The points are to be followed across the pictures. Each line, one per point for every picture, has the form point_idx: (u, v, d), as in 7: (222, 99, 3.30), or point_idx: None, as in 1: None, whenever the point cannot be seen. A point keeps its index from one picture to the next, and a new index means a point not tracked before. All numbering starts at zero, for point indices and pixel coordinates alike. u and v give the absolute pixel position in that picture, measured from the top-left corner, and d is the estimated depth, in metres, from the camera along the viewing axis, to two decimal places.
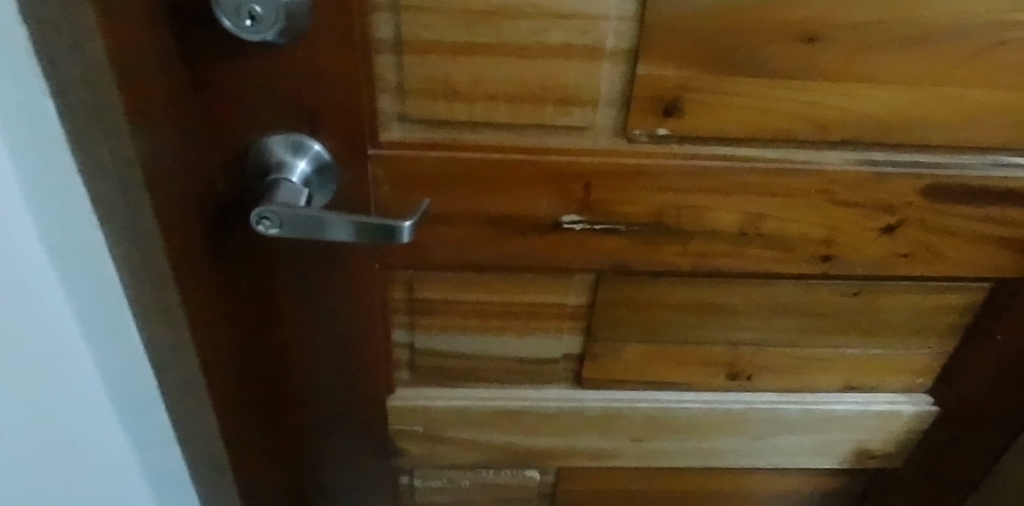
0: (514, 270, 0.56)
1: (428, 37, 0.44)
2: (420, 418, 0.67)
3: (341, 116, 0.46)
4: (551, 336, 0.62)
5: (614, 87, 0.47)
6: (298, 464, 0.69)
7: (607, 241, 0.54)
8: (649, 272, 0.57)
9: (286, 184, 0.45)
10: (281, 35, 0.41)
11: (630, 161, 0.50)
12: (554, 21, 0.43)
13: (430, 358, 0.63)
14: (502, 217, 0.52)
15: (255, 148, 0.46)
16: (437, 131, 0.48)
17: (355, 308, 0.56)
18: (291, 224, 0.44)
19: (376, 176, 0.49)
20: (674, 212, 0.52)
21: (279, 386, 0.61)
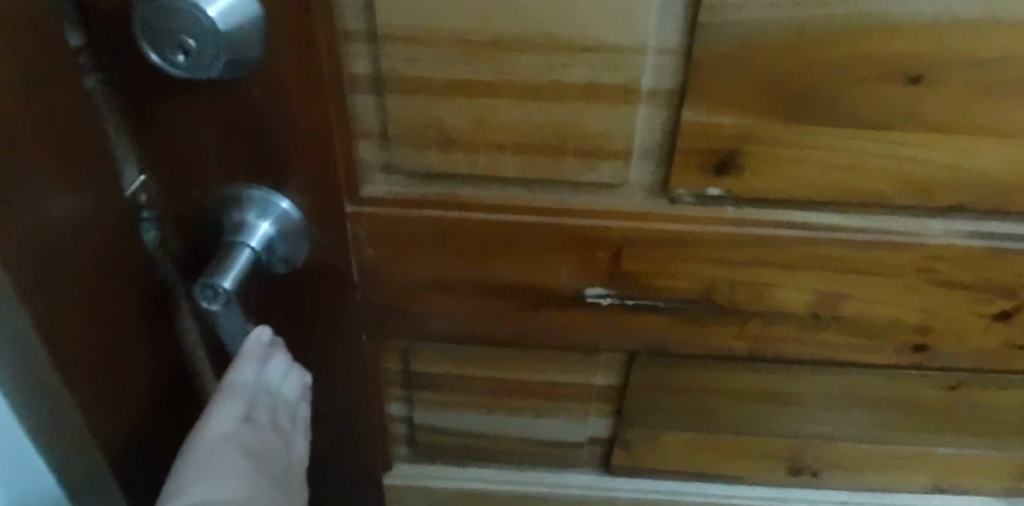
0: (527, 346, 0.47)
1: (416, 74, 0.35)
2: (423, 501, 0.58)
3: (312, 169, 0.37)
4: (574, 419, 0.52)
5: (653, 135, 0.38)
6: None
7: (642, 318, 0.44)
8: (693, 352, 0.47)
9: (235, 250, 0.37)
10: (227, 72, 0.32)
11: (671, 225, 0.40)
12: (575, 54, 0.34)
13: (431, 435, 0.54)
14: (512, 288, 0.43)
15: (211, 198, 0.38)
16: (432, 186, 0.40)
17: (339, 384, 0.48)
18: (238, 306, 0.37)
19: (358, 237, 0.41)
20: (726, 286, 0.43)
21: None
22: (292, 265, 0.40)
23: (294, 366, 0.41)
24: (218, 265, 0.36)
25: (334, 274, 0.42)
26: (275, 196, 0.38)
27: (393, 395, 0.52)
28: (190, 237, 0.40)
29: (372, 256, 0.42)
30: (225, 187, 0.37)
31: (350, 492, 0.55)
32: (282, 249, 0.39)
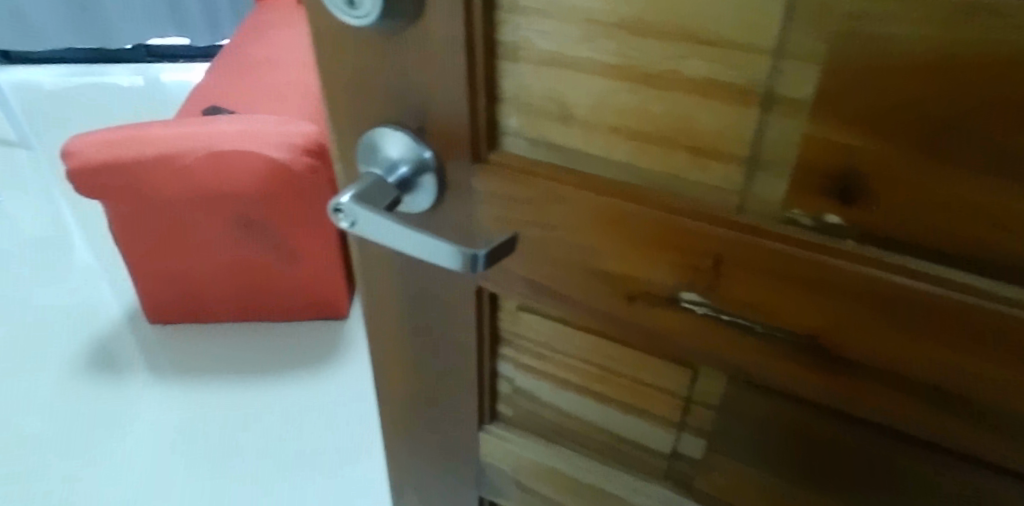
0: (621, 339, 0.47)
1: (545, 49, 0.37)
2: (507, 459, 0.61)
3: (445, 120, 0.41)
4: (661, 423, 0.52)
5: (776, 147, 0.36)
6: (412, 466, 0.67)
7: (740, 340, 0.43)
8: (788, 390, 0.44)
9: (378, 181, 0.42)
10: (386, 20, 0.37)
11: (783, 248, 0.38)
12: (698, 47, 0.34)
13: (527, 400, 0.57)
14: (611, 276, 0.44)
15: (372, 134, 0.43)
16: (552, 158, 0.42)
17: (453, 328, 0.52)
18: (364, 221, 0.40)
19: (478, 194, 0.44)
20: (832, 327, 0.40)
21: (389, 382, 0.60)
22: (417, 211, 0.46)
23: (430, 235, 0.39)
24: (365, 189, 0.41)
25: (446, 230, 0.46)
26: (419, 145, 0.42)
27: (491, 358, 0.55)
28: (348, 164, 0.48)
29: (487, 214, 0.44)
30: (379, 127, 0.43)
31: (448, 428, 0.61)
32: (413, 194, 0.44)
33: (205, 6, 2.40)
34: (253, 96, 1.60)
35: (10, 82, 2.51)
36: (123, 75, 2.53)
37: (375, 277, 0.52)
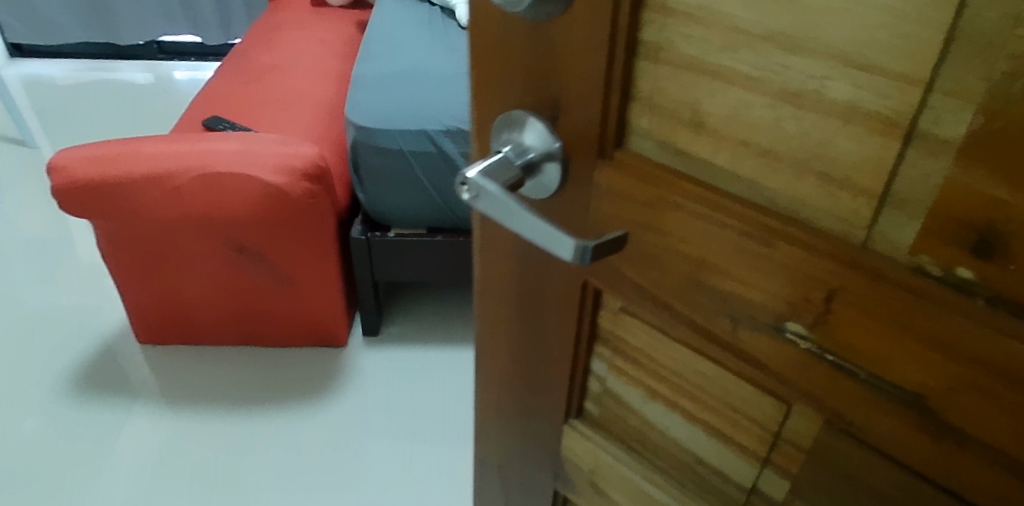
0: (715, 358, 0.47)
1: (689, 53, 0.37)
2: (588, 457, 0.64)
3: (576, 111, 0.42)
4: (744, 450, 0.52)
5: (916, 186, 0.34)
6: (497, 446, 0.73)
7: (842, 382, 0.42)
8: (886, 448, 0.42)
9: (503, 160, 0.44)
10: (533, 8, 0.39)
11: (903, 294, 0.36)
12: (848, 69, 0.33)
13: (612, 401, 0.60)
14: (716, 294, 0.43)
15: (507, 115, 0.46)
16: (675, 163, 0.42)
17: (555, 318, 0.55)
18: (484, 199, 0.42)
19: (599, 193, 0.45)
20: (946, 388, 0.37)
21: (493, 360, 0.65)
22: (534, 198, 0.48)
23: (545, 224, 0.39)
24: (492, 166, 0.43)
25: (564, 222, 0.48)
26: (546, 135, 0.44)
27: (587, 354, 0.57)
28: (481, 143, 0.50)
29: (605, 213, 0.45)
30: (515, 109, 0.45)
31: (536, 413, 0.65)
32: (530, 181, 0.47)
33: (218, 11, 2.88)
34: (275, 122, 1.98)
35: (27, 78, 2.93)
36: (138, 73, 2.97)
37: (491, 257, 0.56)
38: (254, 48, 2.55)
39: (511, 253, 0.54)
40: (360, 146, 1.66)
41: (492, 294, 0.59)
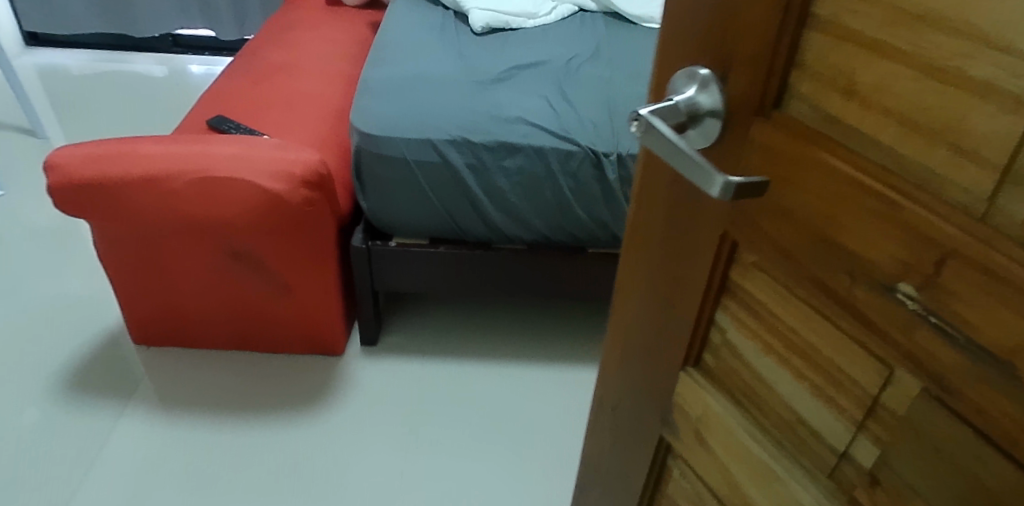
0: (849, 306, 0.82)
1: (852, 26, 0.73)
2: (698, 403, 1.16)
3: (775, 68, 0.81)
4: (859, 369, 0.86)
5: (1003, 145, 0.63)
6: (643, 376, 1.29)
7: (934, 334, 0.72)
8: (956, 363, 0.71)
9: (677, 106, 0.89)
10: None
11: (964, 254, 0.67)
12: (975, 43, 0.63)
13: (726, 333, 1.07)
14: (847, 248, 0.79)
15: (695, 76, 0.89)
16: (835, 122, 0.78)
17: (700, 255, 1.02)
18: (647, 134, 0.85)
19: (756, 142, 0.85)
20: (994, 328, 0.67)
21: (649, 297, 1.19)
22: (699, 142, 0.91)
23: (707, 167, 0.76)
24: (664, 109, 0.87)
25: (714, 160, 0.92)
26: (722, 101, 0.88)
27: (716, 304, 1.06)
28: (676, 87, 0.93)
29: (755, 164, 0.86)
30: (705, 73, 0.88)
31: (665, 355, 1.20)
32: (698, 127, 0.91)
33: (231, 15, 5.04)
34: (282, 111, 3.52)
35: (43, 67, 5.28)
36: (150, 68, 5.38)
37: (654, 226, 1.10)
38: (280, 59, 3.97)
39: (686, 250, 1.05)
40: (365, 150, 2.97)
41: (653, 262, 1.14)
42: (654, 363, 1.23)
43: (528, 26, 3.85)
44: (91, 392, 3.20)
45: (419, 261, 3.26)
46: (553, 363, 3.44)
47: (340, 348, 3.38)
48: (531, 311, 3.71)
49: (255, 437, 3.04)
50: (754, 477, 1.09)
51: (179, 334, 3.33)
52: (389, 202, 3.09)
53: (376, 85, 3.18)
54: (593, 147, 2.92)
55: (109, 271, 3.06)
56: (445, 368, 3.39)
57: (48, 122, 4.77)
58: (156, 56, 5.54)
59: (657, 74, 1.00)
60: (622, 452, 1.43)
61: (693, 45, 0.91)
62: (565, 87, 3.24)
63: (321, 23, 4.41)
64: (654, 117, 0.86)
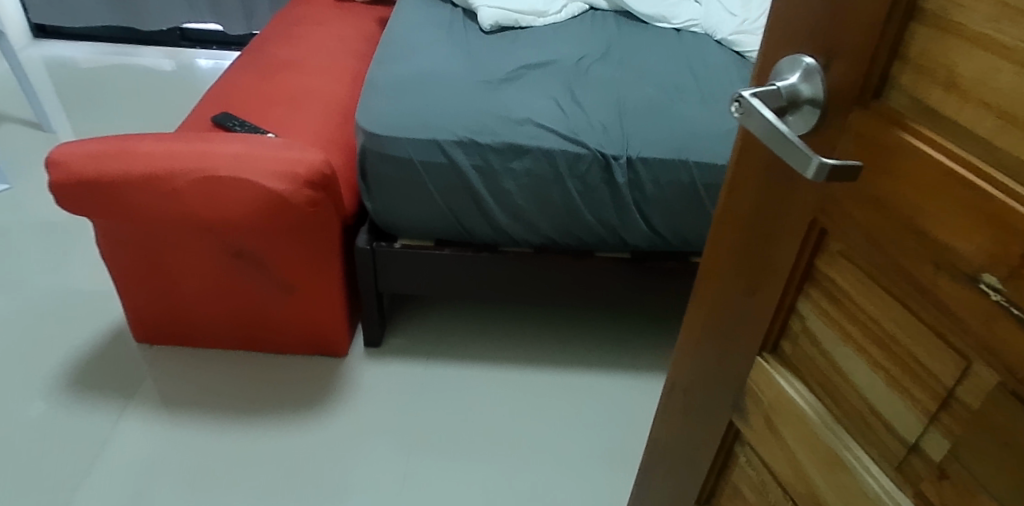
0: (927, 293, 0.90)
1: (957, 20, 0.81)
2: (769, 387, 1.25)
3: (873, 58, 0.88)
4: (931, 352, 0.94)
5: None
6: (717, 353, 1.40)
7: (1009, 322, 0.80)
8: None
9: (780, 91, 0.97)
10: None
11: None
12: None
13: (803, 318, 1.16)
14: (932, 239, 0.87)
15: (801, 62, 0.97)
16: (931, 114, 0.85)
17: (785, 242, 1.12)
18: (748, 115, 0.94)
19: (849, 129, 0.92)
20: None
21: (732, 277, 1.29)
22: (800, 127, 0.98)
23: (805, 150, 0.84)
24: (768, 92, 0.95)
25: (812, 146, 0.98)
26: (823, 89, 0.95)
27: (796, 291, 1.15)
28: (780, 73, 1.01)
29: (850, 151, 0.93)
30: (809, 60, 0.96)
31: (741, 338, 1.30)
32: (798, 112, 0.98)
33: (243, 14, 5.09)
34: (294, 106, 3.53)
35: (51, 60, 5.28)
36: (159, 61, 5.37)
37: (744, 210, 1.21)
38: (290, 55, 3.96)
39: (772, 238, 1.14)
40: (370, 150, 2.96)
41: (739, 244, 1.25)
42: (730, 346, 1.34)
43: (536, 25, 3.86)
44: (93, 396, 3.15)
45: (424, 263, 3.24)
46: (560, 367, 3.43)
47: (343, 350, 3.37)
48: (537, 314, 3.70)
49: (257, 436, 3.03)
50: (818, 466, 1.16)
51: (181, 334, 3.32)
52: (394, 204, 3.07)
53: (386, 81, 3.17)
54: (602, 149, 2.93)
55: (110, 269, 3.06)
56: (452, 372, 3.38)
57: (52, 117, 4.75)
58: (163, 50, 5.52)
59: (761, 64, 1.10)
60: (692, 428, 1.56)
61: (795, 35, 1.00)
62: (574, 88, 3.25)
63: (329, 19, 4.41)
64: (756, 100, 0.95)
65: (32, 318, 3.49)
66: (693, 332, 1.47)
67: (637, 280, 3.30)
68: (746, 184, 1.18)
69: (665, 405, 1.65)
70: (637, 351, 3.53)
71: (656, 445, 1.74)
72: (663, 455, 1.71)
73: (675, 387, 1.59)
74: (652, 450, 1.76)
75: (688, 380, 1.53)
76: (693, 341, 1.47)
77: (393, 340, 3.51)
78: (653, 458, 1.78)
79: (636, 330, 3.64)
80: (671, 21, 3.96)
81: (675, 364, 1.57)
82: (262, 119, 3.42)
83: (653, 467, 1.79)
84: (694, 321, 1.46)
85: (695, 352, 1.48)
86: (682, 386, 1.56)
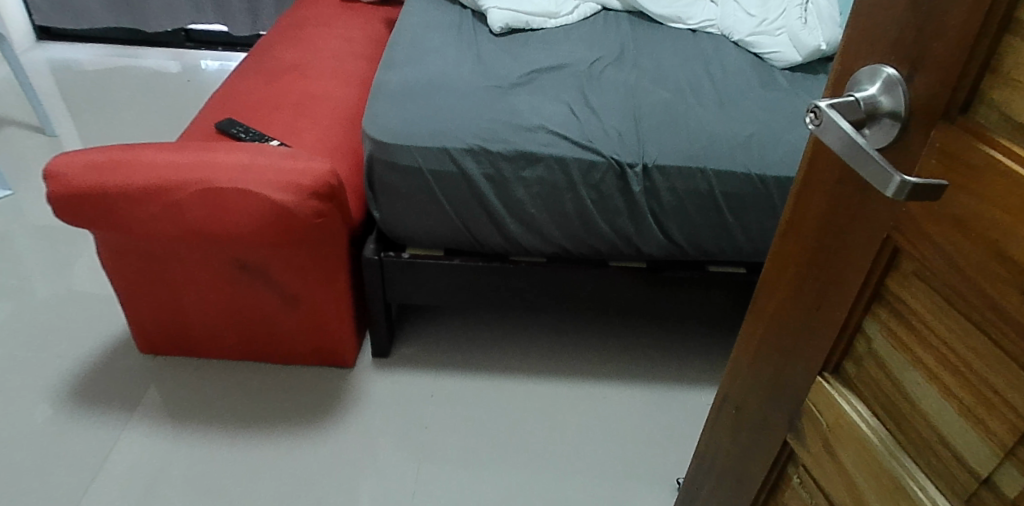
0: (999, 309, 1.02)
1: None
2: (836, 399, 1.41)
3: (963, 72, 0.97)
4: (1001, 362, 1.06)
5: None
6: (785, 362, 1.56)
7: None
8: None
9: (858, 103, 1.07)
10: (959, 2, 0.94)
11: None
12: None
13: (875, 328, 1.30)
14: (1008, 260, 0.98)
15: (879, 74, 1.07)
16: (1016, 128, 0.94)
17: (861, 257, 1.26)
18: (825, 125, 1.04)
19: (934, 143, 1.02)
20: None
21: (805, 288, 1.44)
22: (878, 139, 1.08)
23: (888, 170, 0.95)
24: (846, 104, 1.05)
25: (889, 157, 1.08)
26: (904, 103, 1.04)
27: (863, 312, 1.31)
28: (857, 83, 1.11)
29: (933, 165, 1.02)
30: (887, 72, 1.06)
31: (806, 352, 1.47)
32: (877, 125, 1.08)
33: (249, 14, 5.03)
34: (302, 109, 3.47)
35: (57, 63, 5.22)
36: (165, 63, 5.32)
37: (820, 231, 1.36)
38: (297, 57, 3.89)
39: (843, 261, 1.30)
40: (377, 158, 2.86)
41: (809, 261, 1.41)
42: (794, 360, 1.52)
43: (548, 26, 3.76)
44: (96, 406, 3.09)
45: (433, 273, 3.16)
46: (572, 378, 3.34)
47: (351, 361, 3.28)
48: (548, 323, 3.61)
49: (262, 449, 2.95)
50: (878, 483, 1.33)
51: (186, 347, 3.25)
52: (402, 213, 2.99)
53: (395, 86, 3.09)
54: (617, 157, 2.83)
55: (113, 281, 2.99)
56: (462, 384, 3.29)
57: (56, 119, 4.68)
58: (168, 51, 5.45)
59: (841, 73, 1.19)
60: (757, 433, 1.72)
61: (881, 47, 1.08)
62: (588, 93, 3.15)
63: (335, 20, 4.32)
64: (834, 112, 1.05)
65: (32, 328, 3.41)
66: (764, 344, 1.64)
67: (653, 291, 3.20)
68: (829, 199, 1.31)
69: (731, 412, 1.84)
70: (651, 363, 3.43)
71: (721, 448, 1.92)
72: (729, 458, 1.88)
73: (742, 399, 1.78)
74: (717, 454, 1.95)
75: (756, 390, 1.71)
76: (764, 351, 1.64)
77: (401, 351, 3.42)
78: (717, 458, 1.95)
79: (652, 337, 3.56)
80: (687, 22, 3.85)
81: (744, 374, 1.76)
82: (269, 122, 3.35)
83: (717, 468, 1.96)
84: (764, 331, 1.63)
85: (764, 366, 1.65)
86: (750, 398, 1.74)
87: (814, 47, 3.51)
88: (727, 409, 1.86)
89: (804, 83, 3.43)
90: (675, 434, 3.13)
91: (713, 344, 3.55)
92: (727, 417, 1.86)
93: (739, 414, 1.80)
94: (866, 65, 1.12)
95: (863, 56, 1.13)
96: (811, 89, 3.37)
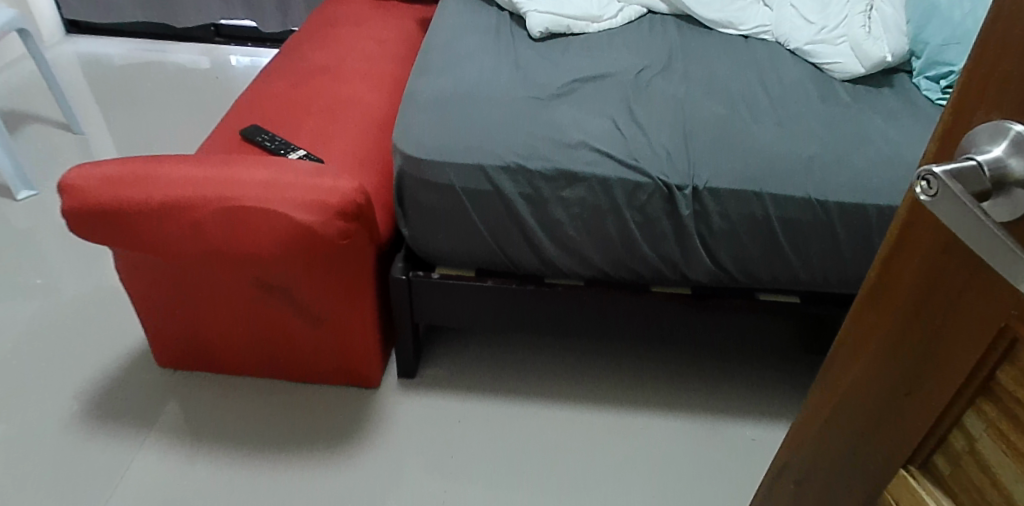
0: None
1: None
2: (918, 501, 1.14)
3: None
4: None
5: None
6: (851, 447, 1.30)
7: None
8: None
9: (981, 169, 0.78)
10: None
11: None
12: None
13: (976, 423, 1.04)
14: None
15: (1008, 130, 0.79)
16: None
17: (967, 341, 1.00)
18: (937, 200, 0.79)
19: None
20: None
21: (884, 366, 1.18)
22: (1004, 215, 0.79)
23: None
24: (964, 170, 0.78)
25: (1017, 237, 0.80)
26: None
27: (966, 404, 1.05)
28: (979, 139, 0.83)
29: None
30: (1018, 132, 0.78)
31: (885, 438, 1.21)
32: (1004, 197, 0.79)
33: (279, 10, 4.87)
34: (327, 116, 3.30)
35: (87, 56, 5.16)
36: (194, 58, 5.20)
37: (906, 300, 1.09)
38: (324, 59, 3.72)
39: (942, 343, 1.04)
40: (408, 175, 2.69)
41: (893, 335, 1.14)
42: (866, 443, 1.26)
43: (590, 30, 3.53)
44: (106, 417, 2.96)
45: (465, 295, 2.97)
46: (607, 407, 3.13)
47: (376, 382, 3.11)
48: (584, 347, 3.40)
49: (278, 474, 2.80)
50: None
51: (202, 362, 3.10)
52: (433, 231, 2.80)
53: (424, 96, 2.90)
54: (665, 179, 2.61)
55: (130, 295, 2.86)
56: (491, 409, 3.11)
57: (84, 114, 4.60)
58: (198, 46, 5.33)
59: (950, 124, 0.92)
60: None
61: (1008, 99, 0.82)
62: (634, 106, 2.92)
63: (368, 20, 4.14)
64: (950, 180, 0.77)
65: (47, 334, 3.30)
66: (820, 421, 1.39)
67: (697, 319, 2.97)
68: (923, 267, 1.04)
69: (779, 488, 1.60)
70: (692, 393, 3.21)
71: None
72: None
73: (791, 476, 1.53)
74: None
75: (809, 469, 1.45)
76: (822, 427, 1.38)
77: (426, 372, 3.25)
78: None
79: (693, 365, 3.33)
80: (739, 28, 3.59)
81: (792, 449, 1.51)
82: (291, 130, 3.19)
83: None
84: (822, 404, 1.36)
85: (820, 446, 1.40)
86: (800, 478, 1.49)
87: (880, 58, 3.20)
88: (775, 483, 1.61)
89: (868, 97, 3.14)
90: (717, 473, 2.90)
91: (761, 374, 3.31)
92: (774, 492, 1.62)
93: (790, 493, 1.54)
94: (985, 120, 0.85)
95: (981, 108, 0.86)
96: (877, 105, 3.08)
